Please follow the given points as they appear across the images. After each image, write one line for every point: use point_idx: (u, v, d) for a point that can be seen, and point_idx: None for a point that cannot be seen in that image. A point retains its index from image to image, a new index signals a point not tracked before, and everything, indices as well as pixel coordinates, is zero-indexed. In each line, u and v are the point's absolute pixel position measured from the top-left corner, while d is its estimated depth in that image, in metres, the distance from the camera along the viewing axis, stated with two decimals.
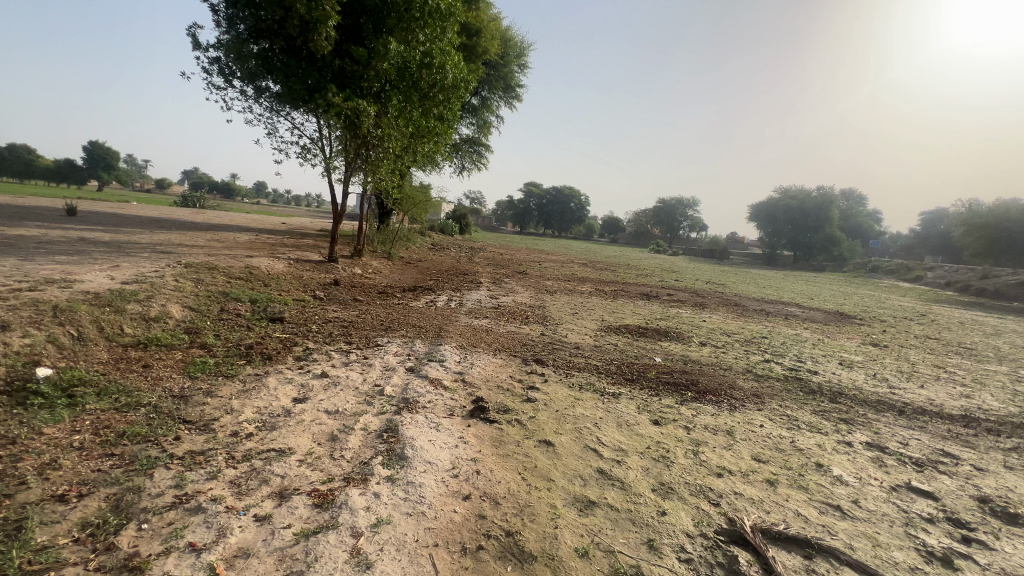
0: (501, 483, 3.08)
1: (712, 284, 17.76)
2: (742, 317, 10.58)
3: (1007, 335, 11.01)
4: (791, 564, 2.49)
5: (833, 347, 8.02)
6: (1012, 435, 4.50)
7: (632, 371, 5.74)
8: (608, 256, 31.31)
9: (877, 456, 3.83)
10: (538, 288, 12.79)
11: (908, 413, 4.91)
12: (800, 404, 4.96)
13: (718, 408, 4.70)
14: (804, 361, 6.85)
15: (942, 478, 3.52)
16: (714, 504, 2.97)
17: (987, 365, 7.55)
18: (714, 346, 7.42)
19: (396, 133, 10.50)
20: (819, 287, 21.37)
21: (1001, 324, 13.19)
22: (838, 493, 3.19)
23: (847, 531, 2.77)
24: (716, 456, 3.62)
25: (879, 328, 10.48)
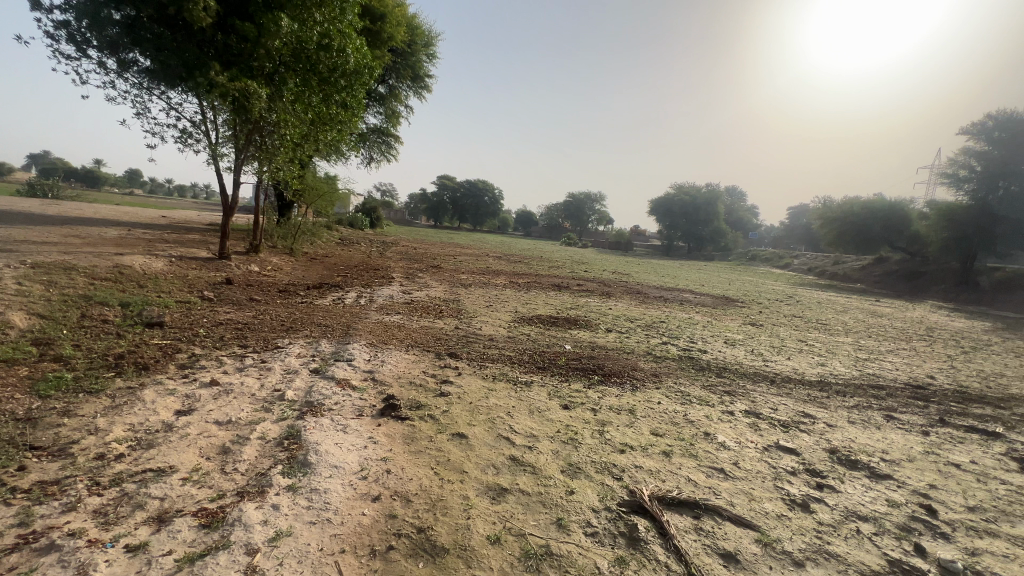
0: (412, 480, 3.02)
1: (618, 275, 18.90)
2: (643, 304, 11.41)
3: (852, 311, 13.04)
4: (683, 525, 2.73)
5: (719, 328, 8.92)
6: (853, 394, 5.37)
7: (544, 359, 5.93)
8: (523, 250, 31.97)
9: (753, 422, 4.34)
10: (453, 282, 12.68)
11: (778, 382, 5.64)
12: (692, 380, 5.48)
13: (621, 389, 5.03)
14: (696, 341, 7.57)
15: (802, 436, 4.09)
16: (618, 478, 3.18)
17: (837, 337, 8.89)
18: (619, 332, 7.89)
19: (293, 118, 9.79)
20: (710, 274, 23.58)
21: (847, 302, 15.59)
22: (722, 457, 3.57)
23: (729, 490, 3.10)
24: (619, 434, 3.86)
25: (756, 309, 11.86)
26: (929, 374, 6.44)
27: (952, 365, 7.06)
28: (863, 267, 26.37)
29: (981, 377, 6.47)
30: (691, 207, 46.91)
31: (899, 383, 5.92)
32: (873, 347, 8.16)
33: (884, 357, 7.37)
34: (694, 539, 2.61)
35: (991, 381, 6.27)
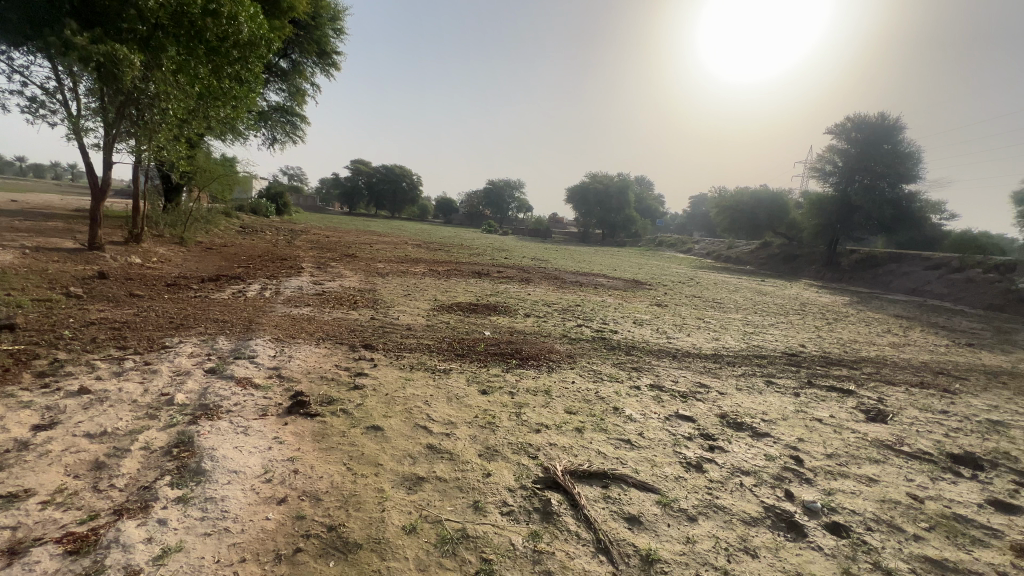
0: (323, 478, 2.89)
1: (537, 261, 19.32)
2: (561, 289, 11.79)
3: (742, 291, 14.50)
4: (592, 495, 2.89)
5: (630, 309, 9.48)
6: (741, 365, 6.01)
7: (462, 346, 5.91)
8: (443, 237, 31.52)
9: (657, 394, 4.71)
10: (369, 271, 12.18)
11: (679, 357, 6.15)
12: (604, 359, 5.79)
13: (538, 371, 5.19)
14: (608, 323, 8.00)
15: (698, 404, 4.50)
16: (533, 457, 3.28)
17: (729, 314, 9.85)
18: (537, 317, 8.08)
19: (177, 90, 8.77)
20: (622, 259, 24.95)
21: (738, 282, 17.32)
22: (628, 429, 3.82)
23: (634, 459, 3.34)
24: (535, 415, 3.99)
25: (662, 291, 12.76)
26: (801, 343, 7.37)
27: (819, 335, 8.14)
28: (752, 251, 29.43)
29: (839, 343, 7.54)
30: (605, 196, 49.04)
31: (778, 352, 6.72)
32: (758, 321, 9.16)
33: (766, 330, 8.31)
34: (602, 507, 2.78)
35: (847, 347, 7.34)
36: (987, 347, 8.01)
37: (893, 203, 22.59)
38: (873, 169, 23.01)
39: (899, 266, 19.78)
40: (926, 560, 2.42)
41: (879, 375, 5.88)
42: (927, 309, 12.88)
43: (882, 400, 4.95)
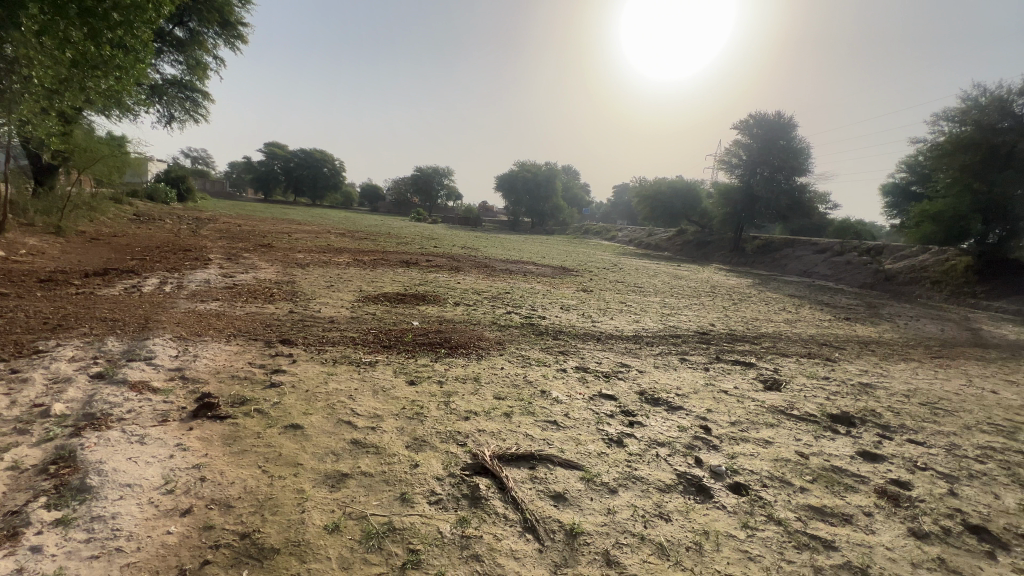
0: (235, 483, 2.69)
1: (467, 249, 19.19)
2: (490, 277, 11.82)
3: (661, 275, 15.40)
4: (520, 477, 2.96)
5: (557, 295, 9.73)
6: (659, 344, 6.41)
7: (389, 337, 5.75)
8: (370, 225, 30.31)
9: (582, 375, 4.90)
10: (287, 261, 11.42)
11: (603, 339, 6.43)
12: (532, 344, 5.92)
13: (467, 359, 5.19)
14: (536, 309, 8.17)
15: (619, 383, 4.75)
16: (462, 444, 3.28)
17: (649, 297, 10.43)
18: (466, 305, 8.05)
19: (42, 55, 7.47)
20: (551, 247, 25.48)
21: (657, 268, 18.38)
22: (555, 411, 3.94)
23: (560, 439, 3.45)
24: (464, 402, 3.99)
25: (588, 277, 13.24)
26: (711, 322, 8.01)
27: (726, 314, 8.89)
28: (669, 238, 31.33)
29: (743, 321, 8.28)
30: (534, 184, 49.63)
31: (691, 331, 7.25)
32: (674, 304, 9.80)
33: (681, 312, 8.91)
34: (529, 488, 2.85)
35: (750, 324, 8.08)
36: (860, 320, 9.20)
37: (789, 193, 25.09)
38: (771, 161, 25.37)
39: (792, 251, 22.05)
40: (810, 508, 2.75)
41: (775, 348, 6.56)
42: (815, 289, 14.50)
43: (778, 370, 5.52)
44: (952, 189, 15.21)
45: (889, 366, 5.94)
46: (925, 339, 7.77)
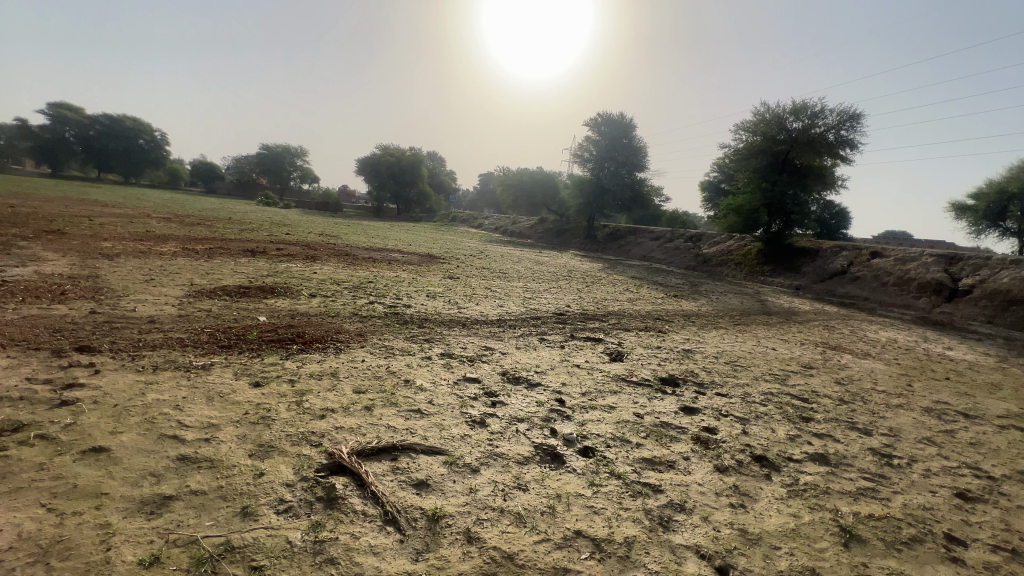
0: (7, 530, 2.13)
1: (325, 236, 17.75)
2: (351, 266, 11.11)
3: (524, 262, 16.14)
4: (380, 471, 2.86)
5: (423, 283, 9.56)
6: (521, 326, 6.74)
7: (229, 336, 5.06)
8: (204, 209, 26.13)
9: (447, 361, 4.92)
10: (87, 251, 9.27)
11: (468, 325, 6.53)
12: (396, 334, 5.74)
13: (324, 354, 4.82)
14: (401, 298, 7.94)
15: (483, 366, 4.89)
16: (316, 445, 3.05)
17: (512, 283, 10.87)
18: (323, 297, 7.46)
19: None
20: (418, 234, 24.91)
21: (521, 254, 19.20)
22: (419, 399, 3.90)
23: (423, 426, 3.42)
24: (320, 400, 3.71)
25: (455, 265, 13.28)
26: (567, 304, 8.67)
27: (580, 296, 9.71)
28: (532, 226, 32.99)
29: (594, 302, 9.13)
30: (398, 169, 47.77)
31: (550, 313, 7.76)
32: (535, 288, 10.37)
33: (541, 295, 9.46)
34: (390, 480, 2.77)
35: (600, 304, 8.94)
36: (684, 297, 10.83)
37: (631, 186, 28.23)
38: (616, 157, 28.19)
39: (635, 238, 24.93)
40: (643, 461, 3.16)
41: (619, 324, 7.37)
42: (652, 271, 16.65)
43: (621, 343, 6.22)
44: (749, 186, 18.45)
45: (704, 334, 7.11)
46: (729, 310, 9.48)
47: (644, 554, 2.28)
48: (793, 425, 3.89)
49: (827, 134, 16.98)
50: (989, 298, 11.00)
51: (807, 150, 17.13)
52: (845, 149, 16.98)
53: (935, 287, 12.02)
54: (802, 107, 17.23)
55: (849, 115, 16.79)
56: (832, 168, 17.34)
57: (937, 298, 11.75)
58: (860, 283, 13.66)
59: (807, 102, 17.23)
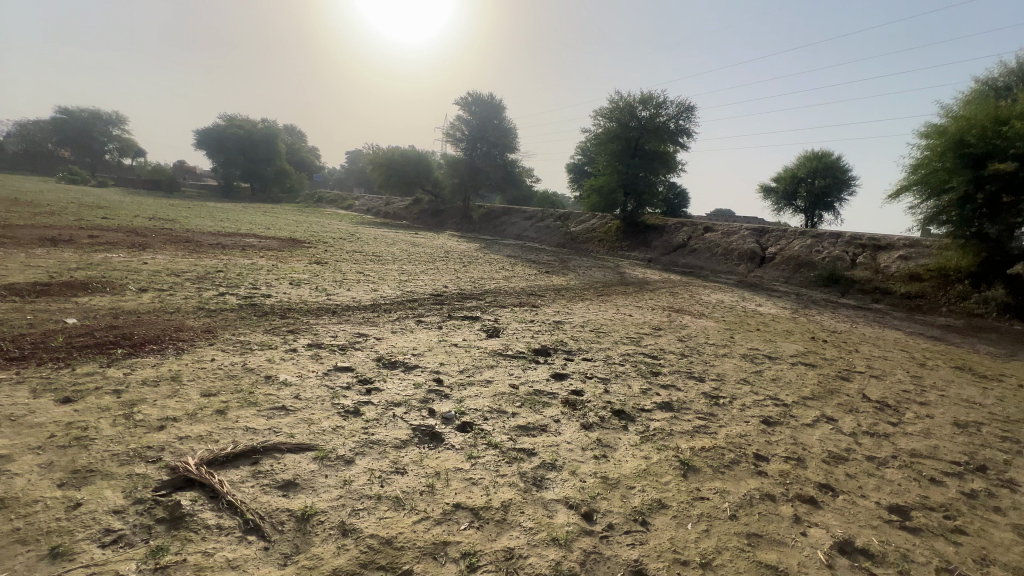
0: None
1: (156, 220, 15.05)
2: (193, 254, 9.63)
3: (399, 244, 15.59)
4: (239, 477, 2.58)
5: (284, 270, 8.69)
6: (397, 310, 6.54)
7: (22, 346, 4.05)
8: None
9: (315, 352, 4.58)
10: None
11: (339, 312, 6.13)
12: (253, 327, 5.16)
13: (160, 357, 4.14)
14: (259, 287, 7.13)
15: (356, 353, 4.65)
16: (154, 460, 2.64)
17: (387, 266, 10.45)
18: (158, 291, 6.37)
19: None
20: (278, 217, 22.52)
21: (395, 236, 18.54)
22: (283, 395, 3.58)
23: (289, 423, 3.16)
24: (156, 410, 3.19)
25: (322, 248, 12.31)
26: (444, 285, 8.63)
27: (457, 276, 9.73)
28: (406, 207, 32.04)
29: (471, 281, 9.23)
30: (248, 143, 42.30)
31: (427, 294, 7.66)
32: (411, 270, 10.13)
33: (417, 277, 9.26)
34: (251, 486, 2.52)
35: (477, 283, 9.07)
36: (555, 273, 11.51)
37: (503, 167, 28.86)
38: (488, 138, 28.47)
39: (509, 217, 25.66)
40: (518, 428, 3.32)
41: (495, 301, 7.57)
42: (526, 249, 17.38)
43: (497, 319, 6.41)
44: (607, 169, 20.22)
45: (572, 306, 7.67)
46: (593, 283, 10.32)
47: (519, 515, 2.42)
48: (645, 380, 4.43)
49: (669, 123, 19.16)
50: (785, 263, 13.66)
51: (653, 137, 19.14)
52: (683, 137, 19.38)
53: (749, 255, 14.53)
54: (648, 97, 19.14)
55: (685, 107, 19.12)
56: (674, 154, 19.68)
57: (751, 264, 14.22)
58: (696, 254, 15.91)
59: (652, 92, 19.17)
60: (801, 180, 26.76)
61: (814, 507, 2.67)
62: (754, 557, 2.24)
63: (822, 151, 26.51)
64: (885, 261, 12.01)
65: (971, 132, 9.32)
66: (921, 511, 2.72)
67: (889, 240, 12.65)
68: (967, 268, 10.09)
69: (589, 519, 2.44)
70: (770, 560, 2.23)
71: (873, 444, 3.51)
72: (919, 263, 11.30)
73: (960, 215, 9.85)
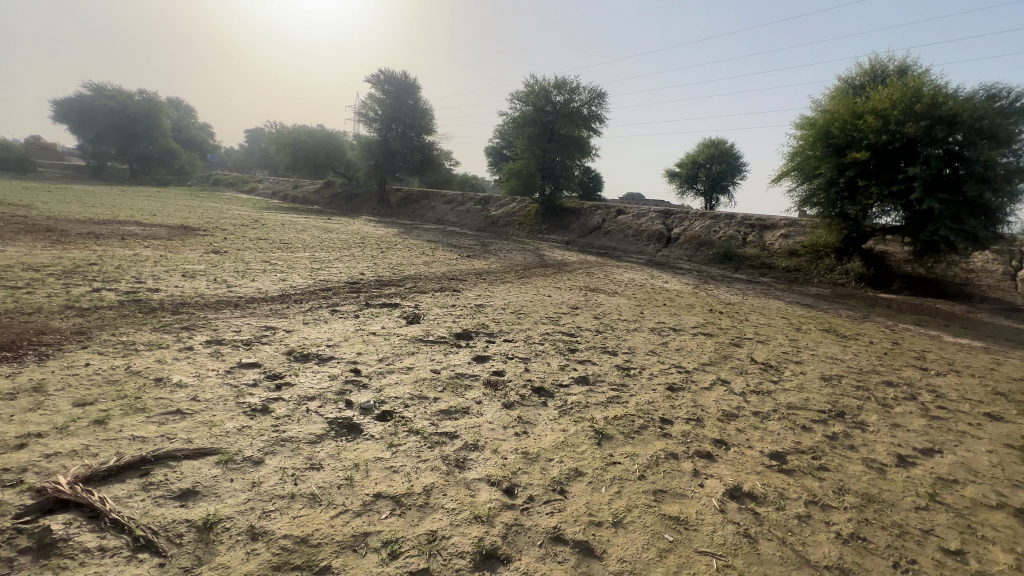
0: None
1: (4, 206, 12.69)
2: (58, 245, 8.30)
3: (310, 230, 14.61)
4: (125, 492, 2.31)
5: (175, 261, 7.80)
6: (309, 300, 6.17)
7: None
8: None
9: (215, 349, 4.19)
10: None
11: (242, 305, 5.65)
12: (138, 326, 4.59)
13: (18, 365, 3.55)
14: (144, 280, 6.34)
15: (264, 348, 4.33)
16: (15, 484, 2.28)
17: (297, 254, 9.77)
18: (12, 289, 5.42)
19: None
20: (166, 202, 20.07)
21: (306, 222, 17.36)
22: (178, 398, 3.25)
23: (186, 428, 2.88)
24: (15, 427, 2.75)
25: (220, 236, 11.20)
26: (360, 272, 8.27)
27: (374, 263, 9.36)
28: (317, 191, 30.12)
29: (390, 267, 8.94)
30: (123, 118, 36.92)
31: (341, 283, 7.29)
32: (324, 257, 9.57)
33: (330, 265, 8.77)
34: (140, 500, 2.27)
35: (395, 269, 8.80)
36: (476, 257, 11.50)
37: (420, 150, 28.06)
38: (403, 119, 27.42)
39: (428, 201, 25.10)
40: (440, 413, 3.32)
41: (416, 287, 7.42)
42: (447, 234, 17.15)
43: (418, 305, 6.28)
44: (524, 153, 20.42)
45: (494, 289, 7.73)
46: (514, 265, 10.46)
47: (441, 497, 2.44)
48: (563, 357, 4.61)
49: (582, 109, 19.76)
50: (688, 242, 14.82)
51: (568, 122, 19.64)
52: (596, 123, 20.09)
53: (657, 236, 15.56)
54: (562, 82, 19.56)
55: (597, 93, 19.81)
56: (588, 138, 20.36)
57: (658, 244, 15.23)
58: (610, 236, 16.72)
59: (566, 78, 19.59)
60: (700, 166, 28.96)
61: (709, 461, 2.97)
62: (660, 511, 2.45)
63: (717, 139, 28.87)
64: (770, 239, 13.49)
65: (834, 125, 10.72)
66: (795, 454, 3.14)
67: (773, 220, 14.19)
68: (832, 244, 11.64)
69: (511, 494, 2.51)
70: (673, 512, 2.46)
71: (758, 401, 3.97)
72: (797, 240, 12.88)
73: (826, 197, 11.12)
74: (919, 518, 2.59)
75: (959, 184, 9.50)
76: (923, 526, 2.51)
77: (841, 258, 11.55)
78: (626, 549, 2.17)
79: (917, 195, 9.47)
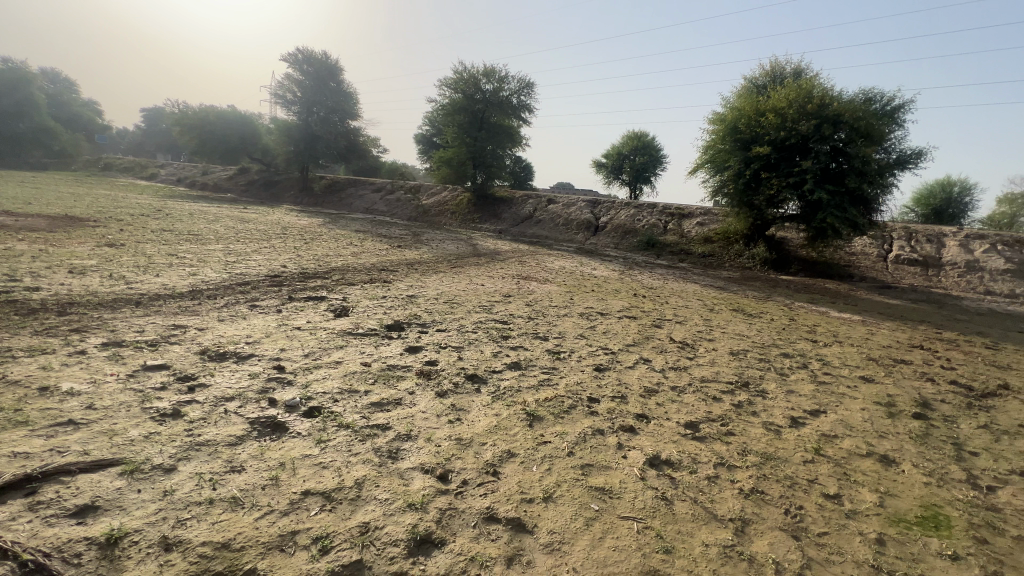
0: None
1: None
2: None
3: (223, 220, 13.49)
4: (7, 515, 2.06)
5: (60, 255, 6.90)
6: (224, 295, 5.73)
7: None
8: None
9: (114, 352, 3.79)
10: None
11: (144, 302, 5.13)
12: (14, 331, 4.02)
13: None
14: (19, 278, 5.54)
15: (173, 348, 3.99)
16: None
17: (209, 246, 9.01)
18: None
19: None
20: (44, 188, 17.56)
21: (218, 211, 16.01)
22: (70, 408, 2.91)
23: (81, 439, 2.60)
24: None
25: (115, 227, 10.02)
26: (282, 264, 7.80)
27: (297, 254, 8.86)
28: (230, 178, 27.82)
29: (315, 259, 8.53)
30: None
31: (261, 276, 6.84)
32: (240, 250, 8.90)
33: (248, 257, 8.19)
34: (27, 522, 2.03)
35: (321, 261, 8.40)
36: (408, 247, 11.26)
37: (345, 135, 26.77)
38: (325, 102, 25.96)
39: (356, 190, 24.09)
40: (371, 406, 3.26)
41: (343, 279, 7.14)
42: (377, 223, 16.59)
43: (346, 298, 6.07)
44: (455, 141, 20.16)
45: (426, 279, 7.63)
46: (447, 255, 10.38)
47: (374, 489, 2.41)
48: (496, 344, 4.68)
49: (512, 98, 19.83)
50: (615, 230, 15.49)
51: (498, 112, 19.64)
52: (525, 112, 20.27)
53: (586, 224, 16.10)
54: (491, 70, 19.48)
55: (526, 83, 19.97)
56: (518, 128, 20.52)
57: (587, 233, 15.77)
58: (541, 225, 17.07)
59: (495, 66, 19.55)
60: (625, 157, 30.25)
61: (632, 434, 3.19)
62: (587, 483, 2.60)
63: (640, 132, 30.27)
64: (687, 227, 14.43)
65: (740, 121, 11.62)
66: (706, 422, 3.45)
67: (690, 209, 15.19)
68: (741, 231, 12.67)
69: (445, 480, 2.54)
70: (599, 483, 2.62)
71: (676, 376, 4.30)
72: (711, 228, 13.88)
73: (735, 187, 12.01)
74: (806, 469, 2.96)
75: (843, 177, 10.72)
76: (809, 476, 2.88)
77: (749, 244, 12.62)
78: (555, 521, 2.29)
79: (810, 186, 10.57)
